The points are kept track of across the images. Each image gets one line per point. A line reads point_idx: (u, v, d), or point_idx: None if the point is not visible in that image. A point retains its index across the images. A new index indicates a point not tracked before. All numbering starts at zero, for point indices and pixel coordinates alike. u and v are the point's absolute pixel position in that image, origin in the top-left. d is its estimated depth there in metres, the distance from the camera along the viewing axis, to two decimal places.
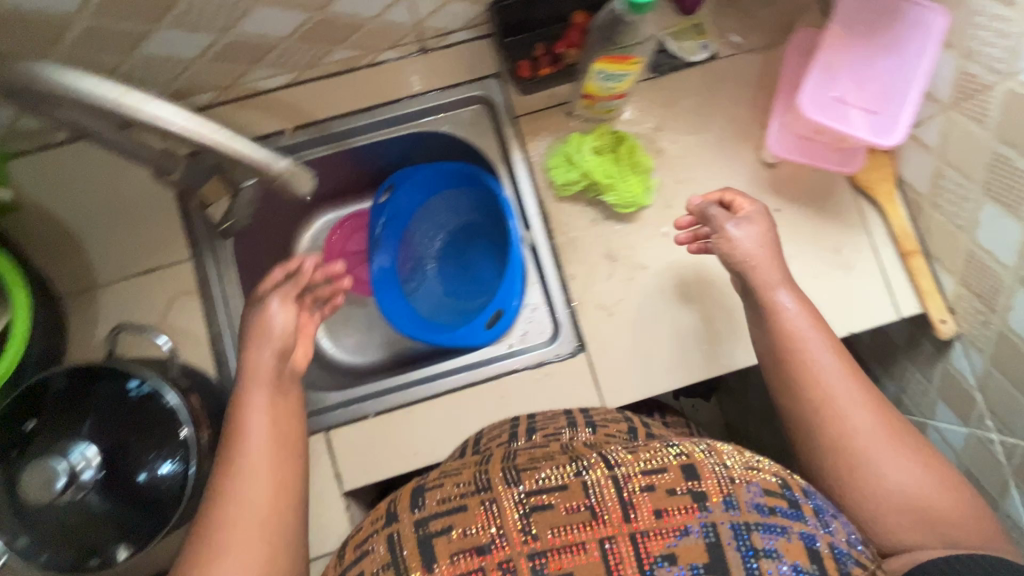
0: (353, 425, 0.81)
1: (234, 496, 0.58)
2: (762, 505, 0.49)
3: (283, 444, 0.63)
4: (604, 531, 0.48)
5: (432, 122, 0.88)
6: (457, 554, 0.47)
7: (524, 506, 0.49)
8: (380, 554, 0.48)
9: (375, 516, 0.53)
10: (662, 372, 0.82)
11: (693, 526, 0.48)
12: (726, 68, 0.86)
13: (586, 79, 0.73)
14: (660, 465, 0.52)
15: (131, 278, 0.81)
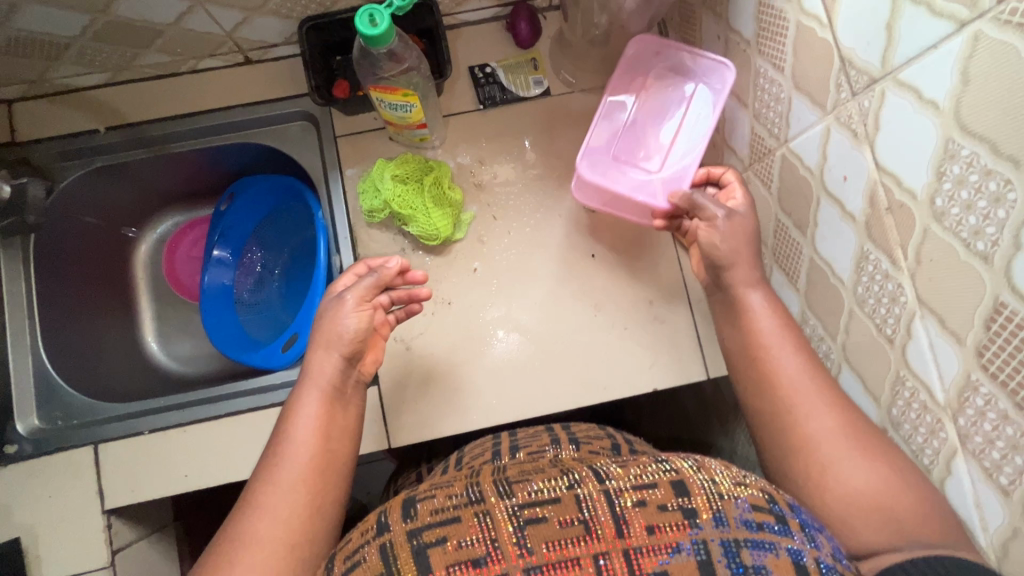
0: (123, 441, 0.77)
1: (252, 535, 0.50)
2: (753, 521, 0.43)
3: (324, 469, 0.55)
4: (598, 546, 0.42)
5: (259, 134, 0.87)
6: (453, 567, 0.41)
7: (519, 519, 0.43)
8: (372, 564, 0.42)
9: (365, 526, 0.46)
10: (559, 389, 0.78)
11: (683, 543, 0.42)
12: (558, 106, 0.84)
13: (378, 106, 0.71)
14: (652, 480, 0.45)
15: None
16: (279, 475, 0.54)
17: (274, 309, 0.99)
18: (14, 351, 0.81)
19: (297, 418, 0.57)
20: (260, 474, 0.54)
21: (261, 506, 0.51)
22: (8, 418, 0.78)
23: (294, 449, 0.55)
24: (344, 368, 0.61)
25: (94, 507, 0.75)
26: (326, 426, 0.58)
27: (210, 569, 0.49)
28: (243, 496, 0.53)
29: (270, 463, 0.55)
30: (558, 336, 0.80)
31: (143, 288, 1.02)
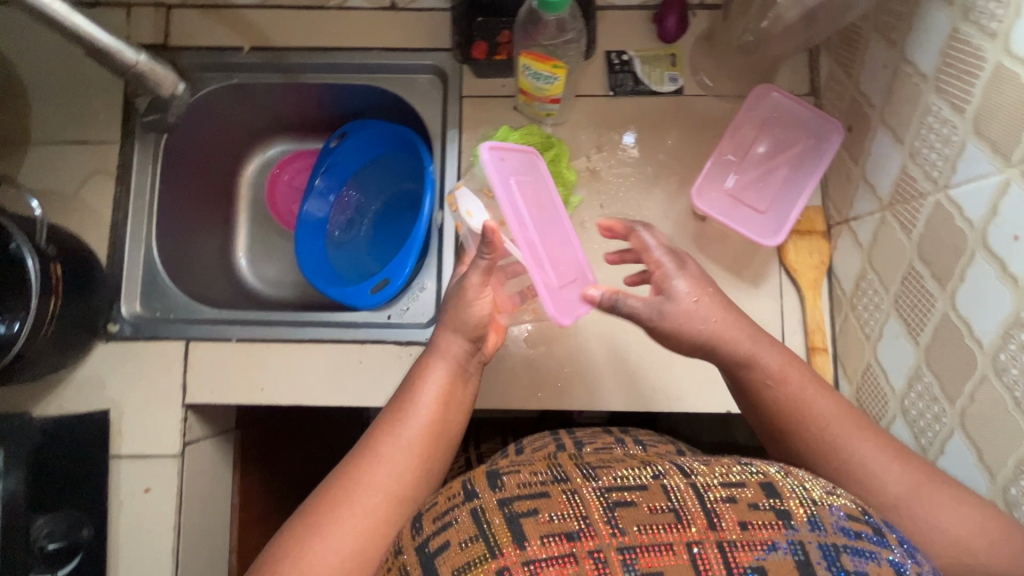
0: (212, 344, 0.82)
1: (371, 477, 0.57)
2: (849, 529, 0.42)
3: (438, 440, 0.62)
4: (690, 536, 0.42)
5: (387, 80, 0.89)
6: (548, 537, 0.42)
7: (608, 501, 0.44)
8: (466, 526, 0.44)
9: (450, 492, 0.48)
10: (627, 393, 0.79)
11: (780, 542, 0.41)
12: (688, 107, 0.82)
13: (518, 74, 0.72)
14: (740, 479, 0.46)
15: (62, 144, 0.85)
16: (401, 432, 0.61)
17: (359, 252, 1.02)
18: (130, 240, 0.85)
19: (424, 387, 0.64)
20: (384, 427, 0.61)
21: (382, 454, 0.59)
22: (115, 300, 0.83)
23: (418, 415, 0.62)
24: (469, 349, 0.68)
25: (176, 398, 0.80)
26: (447, 398, 0.64)
27: (328, 498, 0.56)
28: (362, 443, 0.61)
29: (393, 419, 0.62)
30: (638, 338, 0.80)
31: (243, 206, 1.06)
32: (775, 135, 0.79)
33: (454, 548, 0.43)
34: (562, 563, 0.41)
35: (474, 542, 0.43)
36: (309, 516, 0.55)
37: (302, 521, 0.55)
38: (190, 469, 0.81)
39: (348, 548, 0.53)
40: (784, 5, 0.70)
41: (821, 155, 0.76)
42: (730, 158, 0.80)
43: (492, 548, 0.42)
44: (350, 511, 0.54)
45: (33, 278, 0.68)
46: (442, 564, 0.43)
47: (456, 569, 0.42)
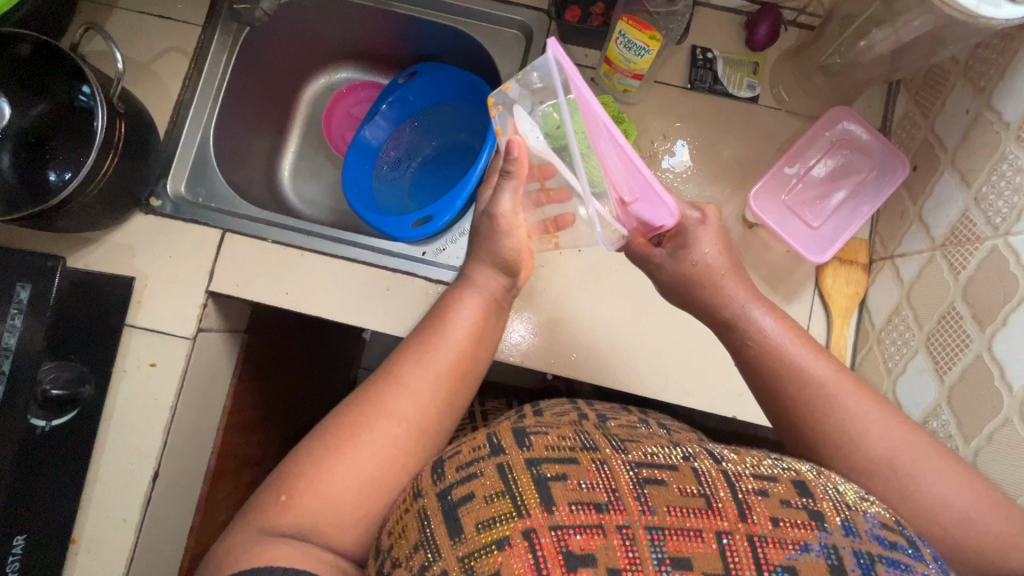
0: (248, 239, 0.82)
1: (392, 407, 0.58)
2: (885, 538, 0.42)
3: (465, 372, 0.62)
4: (721, 525, 0.42)
5: (472, 26, 0.89)
6: (574, 505, 0.43)
7: (639, 478, 0.45)
8: (491, 481, 0.45)
9: (473, 444, 0.49)
10: (642, 377, 0.80)
11: (813, 543, 0.41)
12: (760, 115, 0.83)
13: (610, 41, 0.73)
14: (773, 474, 0.46)
15: (145, 15, 0.85)
16: (428, 360, 0.61)
17: (399, 189, 1.03)
18: (191, 120, 0.86)
19: (455, 313, 0.65)
20: (411, 356, 0.61)
21: (406, 383, 0.59)
22: (163, 176, 0.84)
23: (443, 349, 0.62)
24: (504, 285, 0.70)
25: (201, 282, 0.80)
26: (478, 329, 0.65)
27: (344, 427, 0.57)
28: (386, 372, 0.61)
29: (422, 345, 0.62)
30: (662, 327, 0.81)
31: (299, 122, 1.07)
32: (840, 159, 0.80)
33: (478, 501, 0.44)
34: (589, 534, 0.42)
35: (501, 498, 0.44)
36: (324, 443, 0.56)
37: (319, 447, 0.56)
38: (198, 355, 0.81)
39: (361, 474, 0.54)
40: (880, 35, 0.72)
41: (879, 189, 0.77)
42: (791, 171, 0.81)
43: (518, 507, 0.43)
44: (370, 443, 0.55)
45: (98, 130, 0.69)
46: (464, 515, 0.44)
47: (480, 521, 0.43)
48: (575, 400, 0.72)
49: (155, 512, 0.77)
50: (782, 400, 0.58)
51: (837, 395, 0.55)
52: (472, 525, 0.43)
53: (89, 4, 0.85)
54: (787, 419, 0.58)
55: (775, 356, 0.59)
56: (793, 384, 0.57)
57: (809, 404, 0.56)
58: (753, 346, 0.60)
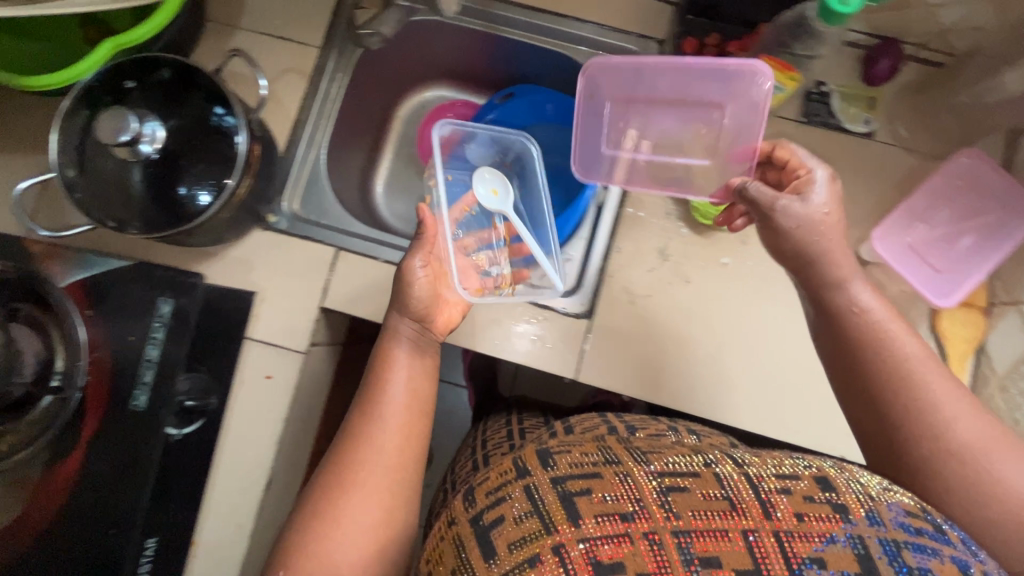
0: (360, 258, 0.84)
1: (359, 460, 0.63)
2: (910, 525, 0.42)
3: (414, 409, 0.68)
4: (746, 523, 0.41)
5: (579, 53, 0.89)
6: (600, 517, 0.42)
7: (662, 486, 0.43)
8: (522, 502, 0.43)
9: (502, 468, 0.48)
10: (749, 412, 0.79)
11: (839, 535, 0.40)
12: (876, 152, 0.82)
13: (738, 76, 0.73)
14: (794, 472, 0.45)
15: (265, 36, 0.88)
16: (377, 419, 0.66)
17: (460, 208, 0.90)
18: (306, 139, 0.88)
19: (391, 370, 0.70)
20: (360, 418, 0.67)
21: (365, 437, 0.65)
22: (280, 194, 0.86)
23: (389, 400, 0.68)
24: (420, 329, 0.74)
25: (315, 298, 0.83)
26: (416, 372, 0.71)
27: (317, 489, 0.63)
28: (347, 431, 0.66)
29: (365, 404, 0.68)
30: (770, 362, 0.80)
31: (393, 138, 1.09)
32: (965, 203, 0.79)
33: (509, 522, 0.43)
34: (617, 542, 0.41)
35: (528, 518, 0.42)
36: (313, 506, 0.62)
37: (309, 510, 0.62)
38: (308, 369, 0.83)
39: (359, 531, 0.60)
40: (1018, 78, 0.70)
41: (1004, 240, 0.76)
42: (913, 212, 0.80)
43: (546, 525, 0.42)
44: (352, 498, 0.61)
45: (239, 153, 0.71)
46: (496, 537, 0.42)
47: (512, 542, 0.42)
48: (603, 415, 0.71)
49: (265, 521, 0.80)
50: (869, 367, 0.57)
51: (930, 376, 0.55)
52: (505, 548, 0.42)
53: (215, 25, 0.88)
54: (869, 388, 0.57)
55: (873, 328, 0.57)
56: (887, 356, 0.56)
57: (895, 377, 0.55)
58: (858, 317, 0.58)
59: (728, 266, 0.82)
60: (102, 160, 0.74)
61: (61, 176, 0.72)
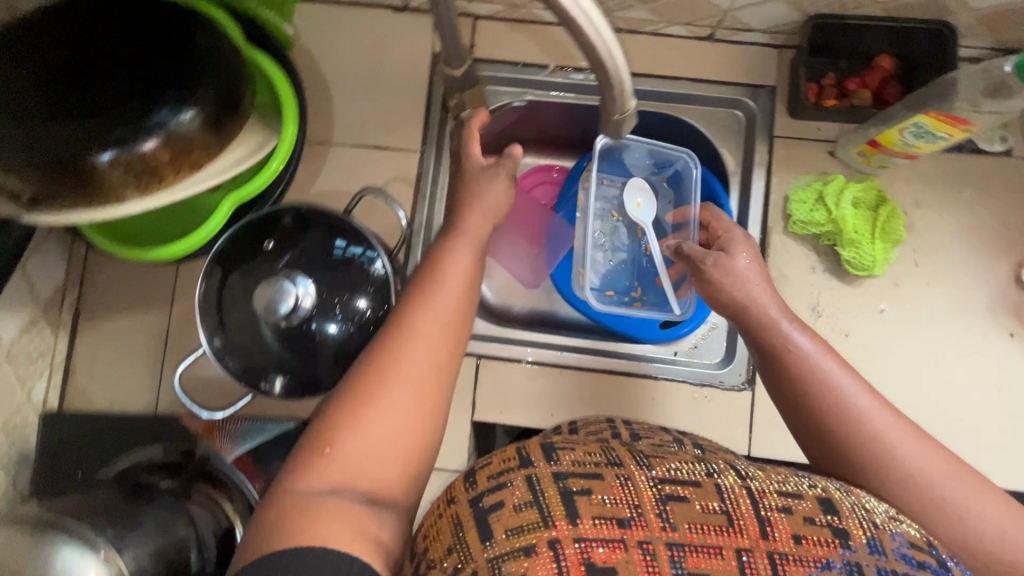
0: (505, 364, 0.83)
1: (405, 354, 0.51)
2: (911, 558, 0.41)
3: (464, 314, 0.55)
4: (741, 542, 0.41)
5: (686, 110, 0.85)
6: (597, 520, 0.41)
7: (661, 493, 0.42)
8: (522, 491, 0.42)
9: (503, 454, 0.46)
10: None
11: (834, 561, 0.40)
12: (1016, 169, 0.80)
13: (889, 126, 0.69)
14: (796, 491, 0.44)
15: (363, 148, 0.84)
16: (429, 305, 0.54)
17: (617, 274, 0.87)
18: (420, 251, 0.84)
19: (449, 263, 0.57)
20: (409, 301, 0.55)
21: (415, 330, 0.52)
22: None
23: (446, 290, 0.55)
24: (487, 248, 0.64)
25: (467, 413, 0.82)
26: (472, 282, 0.58)
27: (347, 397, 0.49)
28: (396, 312, 0.55)
29: (421, 288, 0.56)
30: (950, 405, 0.77)
31: None
32: None
33: (509, 508, 0.42)
34: (611, 547, 0.40)
35: (528, 508, 0.41)
36: (342, 403, 0.49)
37: (342, 406, 0.48)
38: None
39: (382, 446, 0.47)
40: None
41: None
42: None
43: (545, 517, 0.41)
44: (390, 392, 0.49)
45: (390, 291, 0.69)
46: (494, 522, 0.41)
47: (510, 529, 0.41)
48: (613, 416, 0.63)
49: None
50: (847, 431, 0.53)
51: (890, 429, 0.53)
52: (503, 532, 0.41)
53: (309, 146, 0.84)
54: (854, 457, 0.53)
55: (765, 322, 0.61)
56: (840, 401, 0.55)
57: (873, 438, 0.52)
58: (793, 355, 0.58)
59: (885, 312, 0.79)
60: (241, 320, 0.71)
61: (208, 347, 0.70)
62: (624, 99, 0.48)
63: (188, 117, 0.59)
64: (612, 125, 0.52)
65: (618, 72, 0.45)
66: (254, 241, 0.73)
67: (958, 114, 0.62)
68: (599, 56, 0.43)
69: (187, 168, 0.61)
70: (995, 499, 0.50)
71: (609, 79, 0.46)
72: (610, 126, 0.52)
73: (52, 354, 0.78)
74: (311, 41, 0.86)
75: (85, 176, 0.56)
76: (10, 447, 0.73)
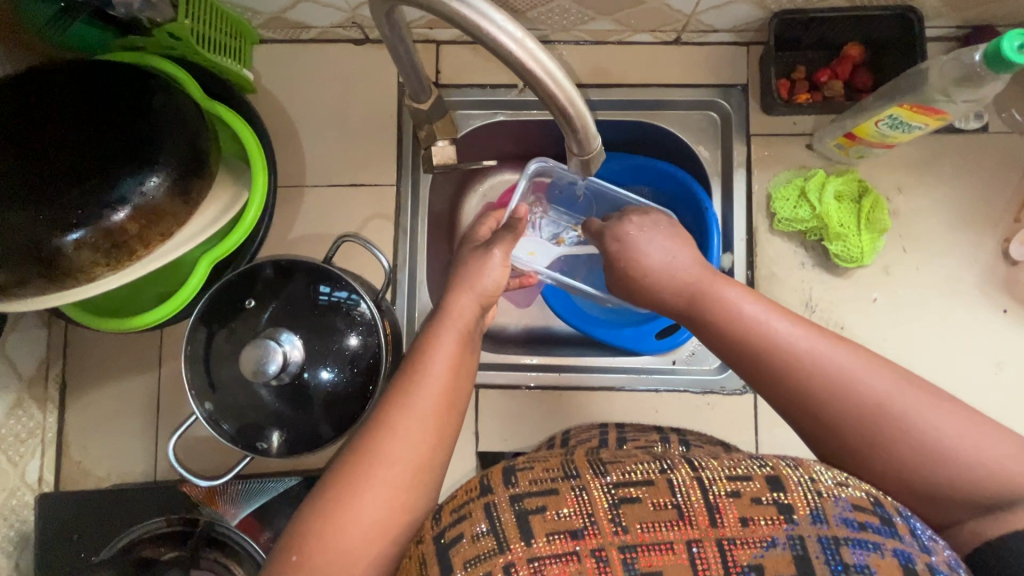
0: (503, 392, 0.82)
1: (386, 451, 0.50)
2: (853, 520, 0.41)
3: (449, 410, 0.55)
4: (691, 533, 0.40)
5: (659, 117, 0.84)
6: (551, 536, 0.41)
7: (613, 497, 0.42)
8: (479, 518, 0.42)
9: (467, 486, 0.46)
10: None
11: (779, 538, 0.40)
12: (994, 145, 0.80)
13: (865, 118, 0.69)
14: (746, 472, 0.44)
15: (337, 188, 0.83)
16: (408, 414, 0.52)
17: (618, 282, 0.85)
18: (406, 287, 0.82)
19: (433, 356, 0.57)
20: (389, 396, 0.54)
21: (395, 428, 0.51)
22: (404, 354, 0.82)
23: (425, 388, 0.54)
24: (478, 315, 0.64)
25: (471, 445, 0.81)
26: (453, 375, 0.57)
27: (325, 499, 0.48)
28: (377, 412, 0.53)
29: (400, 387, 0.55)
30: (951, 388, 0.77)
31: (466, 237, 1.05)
32: None
33: (467, 539, 0.41)
34: (565, 561, 0.40)
35: (485, 535, 0.41)
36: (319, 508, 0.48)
37: (318, 511, 0.48)
38: None
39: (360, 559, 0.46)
40: None
41: None
42: None
43: (500, 543, 0.40)
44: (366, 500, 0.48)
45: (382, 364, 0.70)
46: (455, 557, 0.41)
47: (468, 560, 0.40)
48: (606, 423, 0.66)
49: None
50: (799, 380, 0.48)
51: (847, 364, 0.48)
52: (462, 566, 0.40)
53: (282, 190, 0.83)
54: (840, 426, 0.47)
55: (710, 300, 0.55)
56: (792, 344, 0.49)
57: (843, 398, 0.47)
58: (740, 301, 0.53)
59: (878, 301, 0.79)
60: (230, 381, 0.70)
61: (199, 412, 0.69)
62: (590, 140, 0.47)
63: (153, 186, 0.57)
64: (584, 165, 0.51)
65: (580, 115, 0.44)
66: (237, 300, 0.71)
67: (937, 105, 0.62)
68: (557, 102, 0.43)
69: (156, 239, 0.59)
70: (974, 420, 0.45)
71: (572, 124, 0.45)
72: (582, 167, 0.52)
73: (42, 431, 0.77)
74: (273, 83, 0.84)
75: (50, 260, 0.54)
76: (9, 531, 0.72)
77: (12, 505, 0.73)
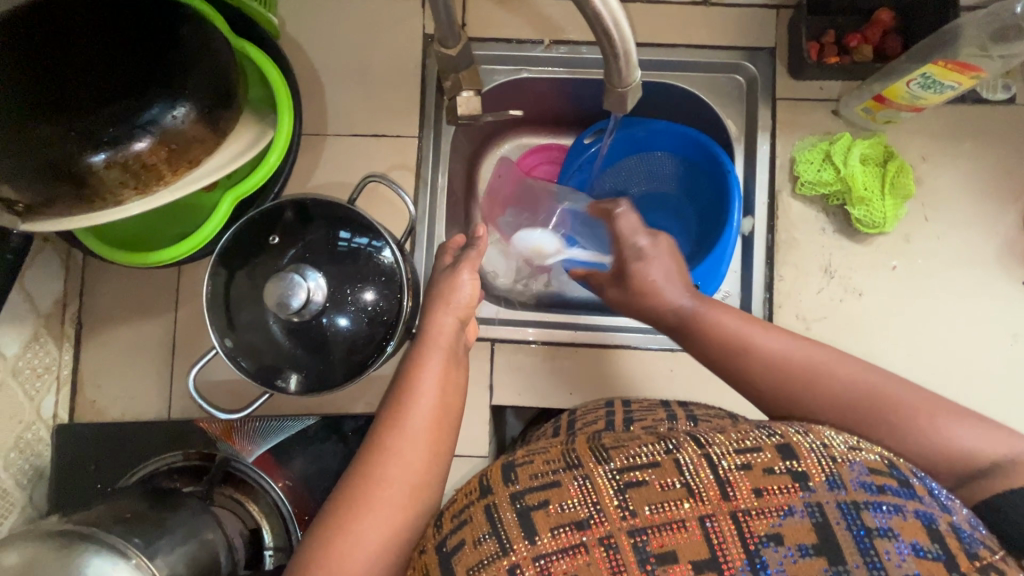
0: (518, 347, 0.82)
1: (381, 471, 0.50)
2: (871, 484, 0.40)
3: (442, 428, 0.55)
4: (703, 508, 0.40)
5: (685, 78, 0.83)
6: (557, 529, 0.41)
7: (619, 484, 0.42)
8: (479, 522, 0.42)
9: (467, 489, 0.46)
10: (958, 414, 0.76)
11: (795, 507, 0.39)
12: (1020, 116, 0.79)
13: (896, 79, 0.69)
14: (755, 443, 0.43)
15: (359, 137, 0.82)
16: (405, 422, 0.54)
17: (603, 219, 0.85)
18: (425, 238, 0.82)
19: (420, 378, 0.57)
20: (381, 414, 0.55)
21: (390, 448, 0.52)
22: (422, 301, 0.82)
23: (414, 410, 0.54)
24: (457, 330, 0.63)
25: (485, 399, 0.81)
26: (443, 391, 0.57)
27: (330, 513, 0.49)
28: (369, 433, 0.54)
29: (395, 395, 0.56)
30: (965, 357, 0.77)
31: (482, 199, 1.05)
32: None
33: (469, 545, 0.42)
34: (574, 555, 0.40)
35: (487, 539, 0.41)
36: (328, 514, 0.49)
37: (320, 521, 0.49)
38: None
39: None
40: None
41: None
42: None
43: (504, 545, 0.40)
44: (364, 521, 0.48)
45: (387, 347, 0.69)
46: (457, 563, 0.41)
47: (471, 566, 0.41)
48: (610, 403, 0.65)
49: None
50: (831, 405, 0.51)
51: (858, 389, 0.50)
52: (466, 571, 0.40)
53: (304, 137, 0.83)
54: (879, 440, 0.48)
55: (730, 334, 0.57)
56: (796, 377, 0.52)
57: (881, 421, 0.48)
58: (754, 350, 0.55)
59: (897, 269, 0.79)
60: (251, 320, 0.70)
61: (218, 347, 0.68)
62: (629, 71, 0.48)
63: (183, 113, 0.57)
64: (621, 99, 0.51)
65: (623, 42, 0.44)
66: (260, 239, 0.71)
67: (973, 61, 0.62)
68: (603, 27, 0.43)
69: (184, 164, 0.60)
70: None
71: (614, 49, 0.45)
72: (616, 103, 0.52)
73: (58, 368, 0.77)
74: (298, 29, 0.83)
75: (79, 178, 0.55)
76: (24, 463, 0.72)
77: (27, 439, 0.73)
